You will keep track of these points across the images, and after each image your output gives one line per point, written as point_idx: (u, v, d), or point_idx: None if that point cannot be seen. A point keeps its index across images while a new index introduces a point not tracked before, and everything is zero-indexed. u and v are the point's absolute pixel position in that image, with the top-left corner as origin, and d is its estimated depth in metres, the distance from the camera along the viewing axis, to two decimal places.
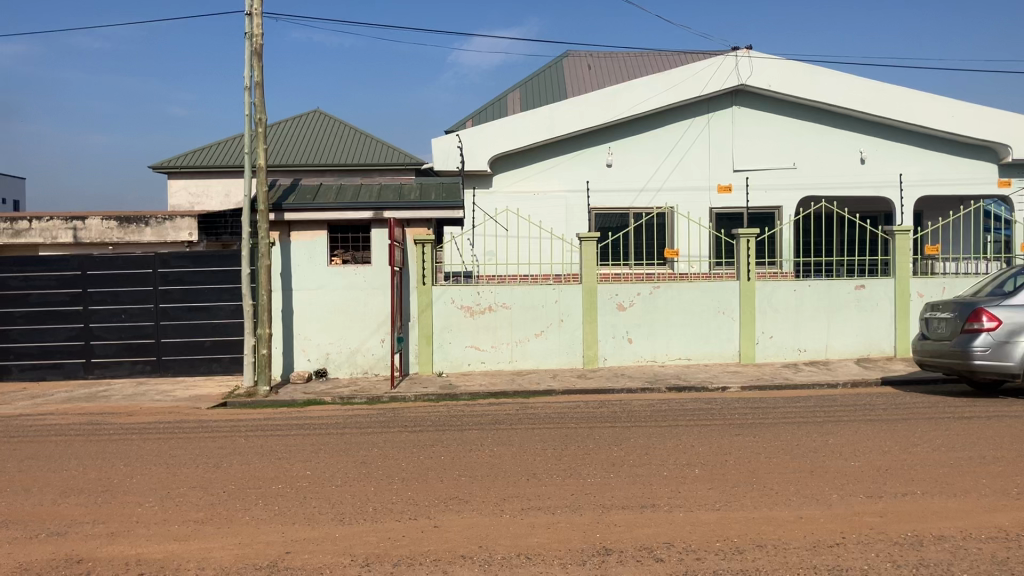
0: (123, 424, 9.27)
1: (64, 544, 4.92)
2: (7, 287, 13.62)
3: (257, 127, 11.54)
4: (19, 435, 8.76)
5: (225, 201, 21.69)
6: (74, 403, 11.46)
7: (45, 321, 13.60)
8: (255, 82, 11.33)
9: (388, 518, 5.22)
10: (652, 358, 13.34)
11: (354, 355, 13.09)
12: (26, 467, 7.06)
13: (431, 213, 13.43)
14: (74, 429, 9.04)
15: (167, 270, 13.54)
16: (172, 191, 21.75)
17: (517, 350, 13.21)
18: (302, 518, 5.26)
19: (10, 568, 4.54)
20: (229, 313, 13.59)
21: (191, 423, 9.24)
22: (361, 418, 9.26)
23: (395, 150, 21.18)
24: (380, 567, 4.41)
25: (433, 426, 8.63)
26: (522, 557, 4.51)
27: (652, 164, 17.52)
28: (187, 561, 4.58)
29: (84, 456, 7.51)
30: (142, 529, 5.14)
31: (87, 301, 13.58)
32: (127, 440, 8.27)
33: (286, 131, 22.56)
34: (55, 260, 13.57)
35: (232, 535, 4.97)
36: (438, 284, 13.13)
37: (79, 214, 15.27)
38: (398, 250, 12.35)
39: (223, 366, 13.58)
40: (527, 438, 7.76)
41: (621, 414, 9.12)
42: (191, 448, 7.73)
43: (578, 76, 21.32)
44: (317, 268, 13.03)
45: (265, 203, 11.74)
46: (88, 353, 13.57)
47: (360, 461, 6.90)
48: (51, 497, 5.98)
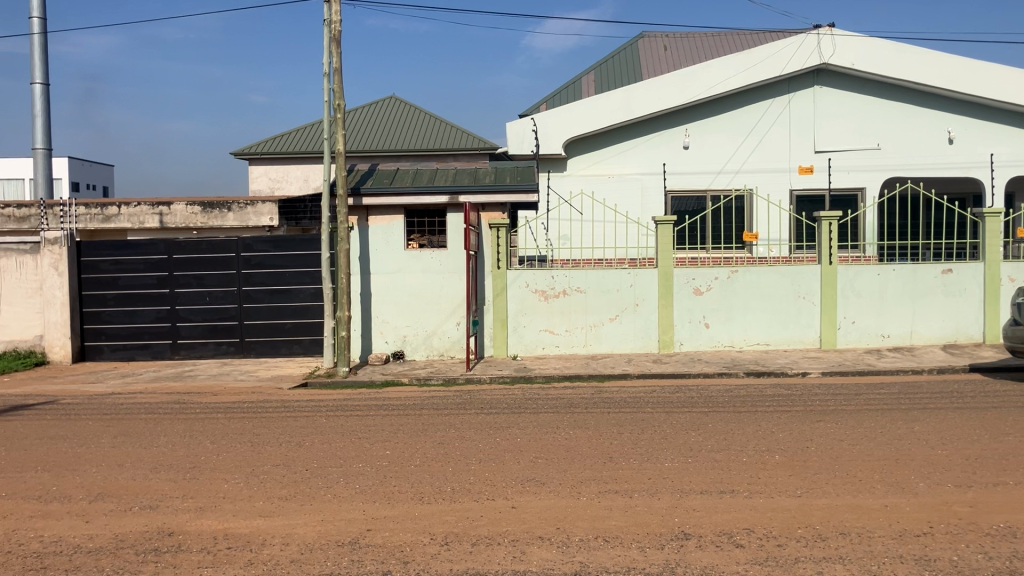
0: (209, 403, 9.56)
1: (156, 517, 5.10)
2: (97, 270, 14.13)
3: (336, 112, 11.69)
4: (112, 412, 9.13)
5: (304, 185, 22.20)
6: (162, 382, 11.87)
7: (134, 303, 14.08)
8: (334, 68, 11.49)
9: (466, 498, 5.28)
10: (730, 343, 13.17)
11: (431, 338, 13.25)
12: (120, 443, 7.35)
13: (507, 196, 13.30)
14: (164, 407, 9.38)
15: (250, 254, 13.87)
16: (253, 176, 22.30)
17: (592, 334, 13.17)
18: (382, 496, 5.36)
19: (107, 538, 4.75)
20: (309, 296, 13.86)
21: (274, 402, 9.51)
22: (439, 399, 9.38)
23: (469, 134, 21.27)
24: (460, 546, 4.47)
25: (510, 408, 8.67)
26: (601, 539, 4.52)
27: (730, 146, 17.24)
28: (273, 536, 4.70)
29: (173, 433, 7.77)
30: (228, 504, 5.30)
31: (174, 284, 14.01)
32: (214, 418, 8.52)
33: (362, 116, 22.85)
34: (143, 244, 14.02)
35: (315, 512, 5.08)
36: (513, 268, 13.16)
37: (166, 198, 16.03)
38: (474, 234, 12.39)
39: (304, 347, 13.90)
40: (604, 421, 7.76)
41: (699, 398, 9.03)
42: (275, 426, 7.93)
43: (654, 57, 21.07)
44: (394, 252, 13.17)
45: (343, 187, 11.88)
46: (176, 334, 14.02)
47: (439, 441, 6.99)
48: (144, 472, 6.23)
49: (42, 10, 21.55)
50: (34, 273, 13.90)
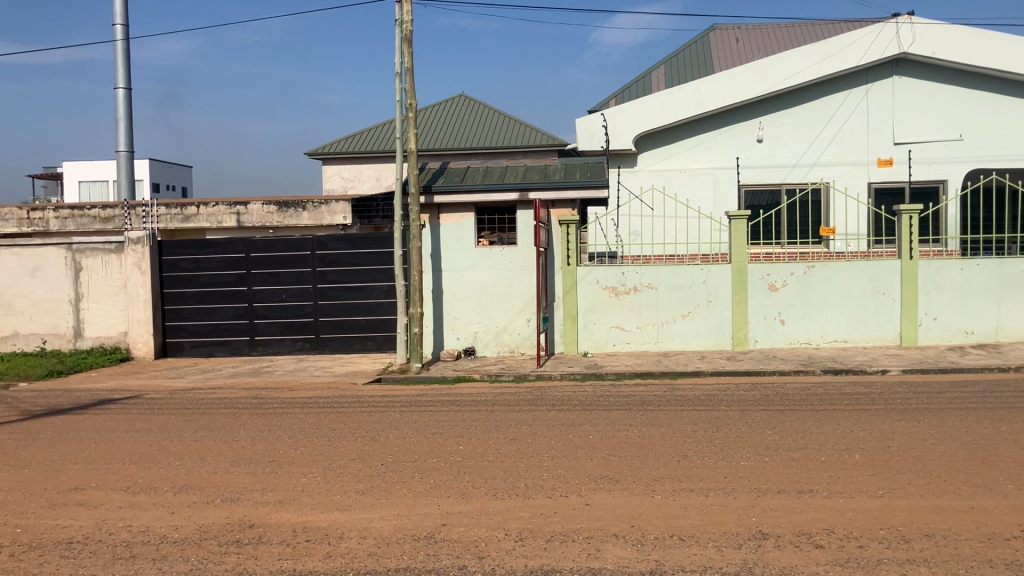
0: (287, 398, 9.77)
1: (237, 509, 5.23)
2: (179, 269, 14.53)
3: (408, 112, 11.81)
4: (194, 406, 9.40)
5: (376, 184, 22.50)
6: (240, 378, 12.16)
7: (214, 300, 14.45)
8: (406, 68, 11.61)
9: (540, 494, 5.29)
10: (806, 340, 12.92)
11: (501, 334, 13.31)
12: (202, 436, 7.57)
13: (577, 193, 13.25)
14: (243, 402, 9.61)
15: (325, 252, 14.11)
16: (326, 176, 22.69)
17: (664, 331, 13.06)
18: (457, 491, 5.40)
19: (191, 529, 4.89)
20: (382, 293, 14.04)
21: (349, 397, 9.66)
22: (510, 396, 9.41)
23: (538, 131, 21.30)
24: (534, 542, 4.48)
25: (582, 405, 8.66)
26: (676, 538, 4.48)
27: (805, 138, 16.91)
28: (350, 530, 4.78)
29: (253, 427, 7.96)
30: (307, 497, 5.40)
31: (252, 282, 14.33)
32: (292, 413, 8.70)
33: (432, 114, 23.03)
34: (222, 243, 14.37)
35: (392, 506, 5.15)
36: (583, 264, 13.13)
37: (243, 198, 16.46)
38: (544, 231, 12.41)
39: (377, 344, 14.09)
40: (677, 419, 7.69)
41: (775, 396, 8.88)
42: (351, 421, 8.06)
43: (725, 49, 20.76)
44: (464, 249, 13.27)
45: (415, 186, 12.00)
46: (253, 330, 14.35)
47: (512, 438, 7.01)
48: (225, 465, 6.39)
49: (124, 17, 22.25)
50: (119, 272, 14.38)
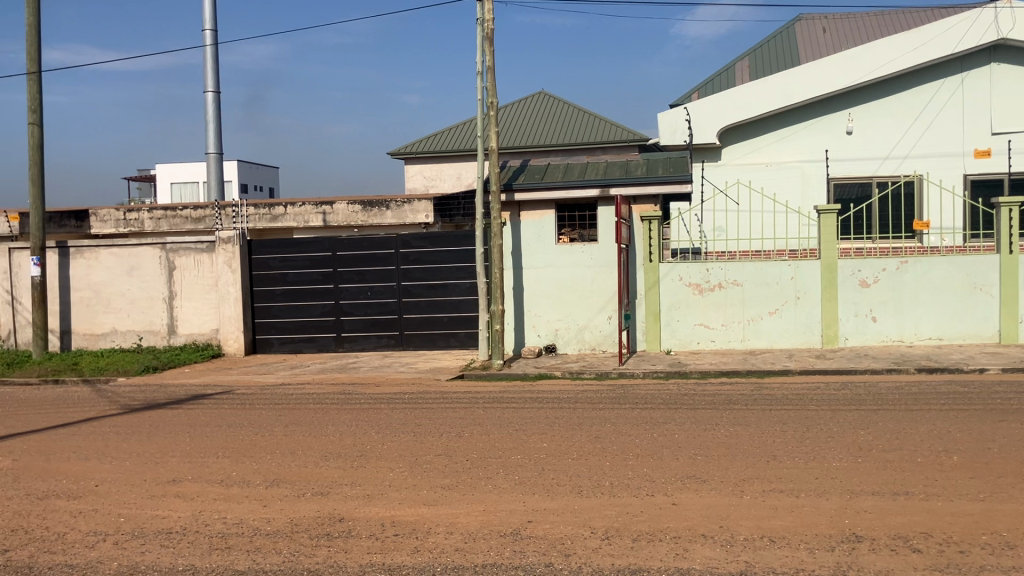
0: (372, 394, 9.93)
1: (327, 503, 5.34)
2: (268, 267, 14.90)
3: (489, 110, 11.86)
4: (284, 401, 9.63)
5: (457, 182, 22.68)
6: (327, 374, 12.41)
7: (301, 298, 14.77)
8: (487, 66, 11.66)
9: (626, 493, 5.26)
10: (899, 338, 12.53)
11: (583, 332, 13.26)
12: (292, 431, 7.75)
13: (659, 188, 13.11)
14: (330, 398, 9.81)
15: (408, 250, 14.28)
16: (408, 175, 22.98)
17: (750, 328, 12.83)
18: (542, 488, 5.40)
19: (283, 522, 5.01)
20: (464, 290, 14.15)
21: (433, 393, 9.77)
22: (593, 394, 9.38)
23: (619, 126, 21.17)
24: (621, 541, 4.46)
25: (667, 403, 8.57)
26: (766, 539, 4.40)
27: (897, 130, 16.39)
28: (437, 524, 4.83)
29: (340, 422, 8.11)
30: (394, 492, 5.48)
31: (337, 280, 14.61)
32: (377, 409, 8.84)
33: (513, 112, 23.10)
34: (309, 242, 14.68)
35: (478, 502, 5.19)
36: (665, 261, 13.00)
37: (329, 198, 16.83)
38: (626, 227, 12.37)
39: (460, 341, 14.21)
40: (764, 418, 7.55)
41: (866, 396, 8.64)
42: (436, 417, 8.15)
43: (812, 40, 20.26)
44: (545, 246, 13.28)
45: (497, 183, 12.06)
46: (339, 327, 14.63)
47: (596, 436, 6.99)
48: (314, 459, 6.53)
49: (213, 23, 22.90)
50: (211, 271, 14.80)
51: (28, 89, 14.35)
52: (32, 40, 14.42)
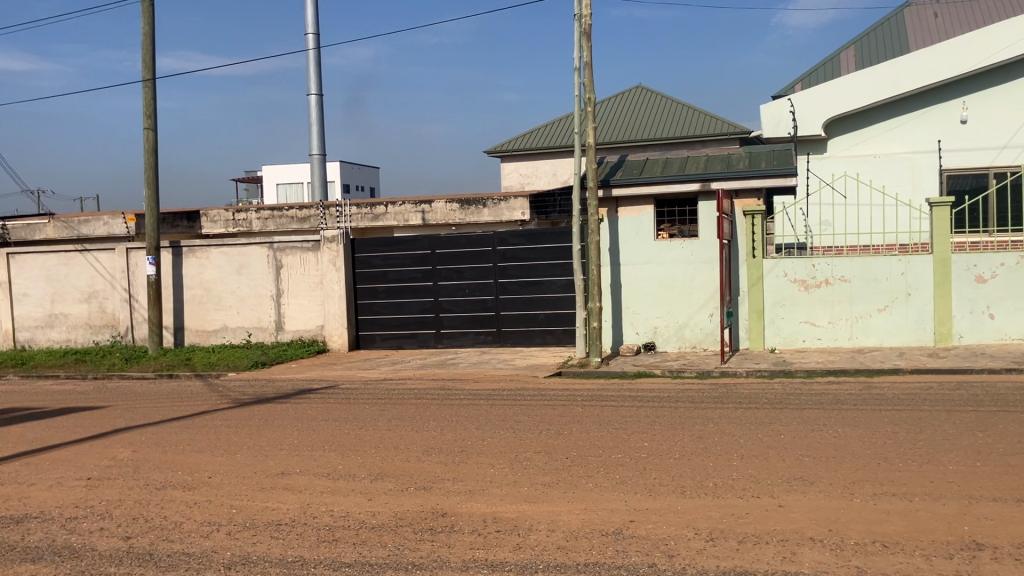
0: (471, 391, 10.01)
1: (430, 498, 5.40)
2: (370, 265, 15.20)
3: (587, 106, 11.80)
4: (386, 397, 9.81)
5: (554, 179, 22.68)
6: (427, 369, 12.59)
7: (402, 295, 15.01)
8: (585, 62, 11.61)
9: (730, 494, 5.16)
10: (1019, 336, 11.95)
11: (683, 329, 13.07)
12: (394, 426, 7.88)
13: (762, 182, 12.80)
14: (430, 393, 9.94)
15: (506, 247, 14.34)
16: (505, 173, 23.10)
17: (858, 326, 12.44)
18: (644, 488, 5.35)
19: (388, 516, 5.10)
20: (562, 287, 14.13)
21: (532, 391, 9.78)
22: (694, 393, 9.23)
23: (718, 119, 20.80)
24: (725, 543, 4.38)
25: (771, 403, 8.37)
26: (879, 544, 4.25)
27: (1018, 118, 15.62)
28: (539, 522, 4.83)
29: (441, 418, 8.21)
30: (496, 488, 5.52)
31: (437, 278, 14.79)
32: (477, 405, 8.91)
33: (609, 108, 22.96)
34: (409, 240, 14.91)
35: (579, 500, 5.17)
36: (769, 256, 12.71)
37: (427, 197, 17.08)
38: (728, 222, 12.12)
39: (558, 338, 14.20)
40: (874, 419, 7.29)
41: (984, 397, 8.24)
42: (535, 414, 8.16)
43: (923, 26, 19.41)
44: (644, 242, 13.14)
45: (595, 179, 12.00)
46: (438, 324, 14.82)
47: (698, 436, 6.87)
48: (416, 454, 6.63)
49: (315, 27, 23.48)
50: (315, 269, 15.18)
51: (143, 95, 14.99)
52: (147, 48, 15.05)
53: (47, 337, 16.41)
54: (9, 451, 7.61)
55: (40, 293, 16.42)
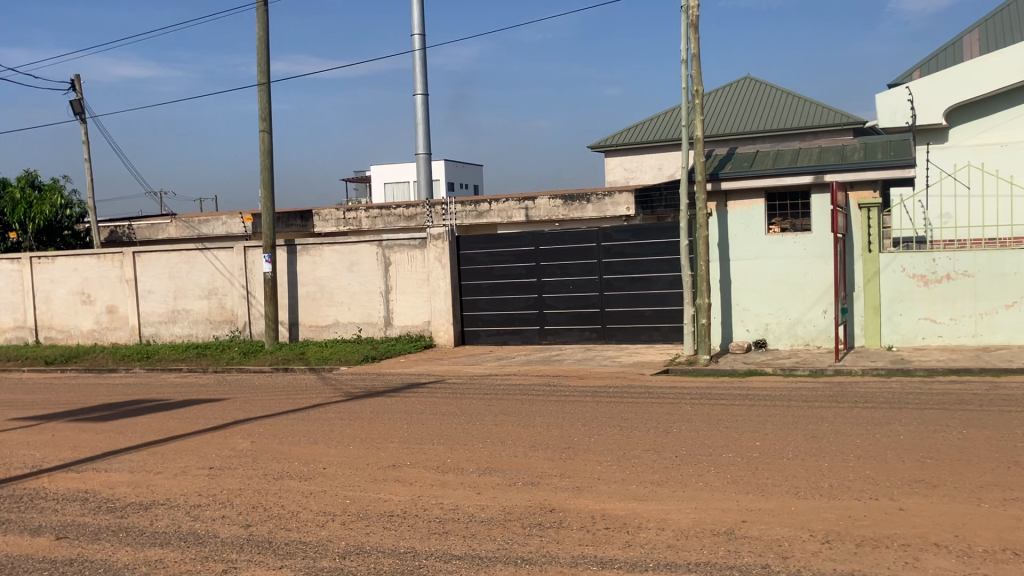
0: (577, 387, 9.99)
1: (538, 493, 5.42)
2: (475, 262, 15.35)
3: (695, 99, 11.62)
4: (492, 392, 9.89)
5: (659, 173, 22.44)
6: (533, 366, 12.63)
7: (507, 292, 15.11)
8: (693, 54, 11.43)
9: (847, 496, 5.00)
10: None
11: (795, 326, 12.75)
12: (502, 421, 7.93)
13: (880, 174, 12.19)
14: (536, 389, 9.97)
15: (610, 243, 14.28)
16: (609, 168, 22.98)
17: (983, 323, 11.88)
18: (756, 488, 5.24)
19: (496, 510, 5.14)
20: (668, 284, 13.97)
21: (639, 388, 9.70)
22: (807, 391, 8.98)
23: (830, 109, 20.19)
24: (843, 545, 4.24)
25: (889, 402, 8.07)
26: (1010, 552, 4.05)
27: None
28: (648, 520, 4.79)
29: (548, 414, 8.22)
30: (604, 485, 5.50)
31: (541, 274, 14.82)
32: (583, 402, 8.88)
33: (716, 99, 22.54)
34: (513, 237, 14.99)
35: (690, 499, 5.10)
36: (886, 251, 12.27)
37: (531, 194, 17.22)
38: (841, 215, 11.76)
39: (664, 335, 14.04)
40: (1003, 421, 6.93)
41: None
42: (643, 412, 8.08)
43: None
44: (754, 236, 12.87)
45: (703, 173, 11.79)
46: (543, 321, 14.85)
47: (812, 435, 6.67)
48: (523, 450, 6.65)
49: (421, 27, 23.84)
50: (422, 266, 15.44)
51: (259, 99, 15.51)
52: (262, 53, 15.56)
53: (170, 332, 17.18)
54: (137, 441, 8.00)
55: (164, 290, 17.19)
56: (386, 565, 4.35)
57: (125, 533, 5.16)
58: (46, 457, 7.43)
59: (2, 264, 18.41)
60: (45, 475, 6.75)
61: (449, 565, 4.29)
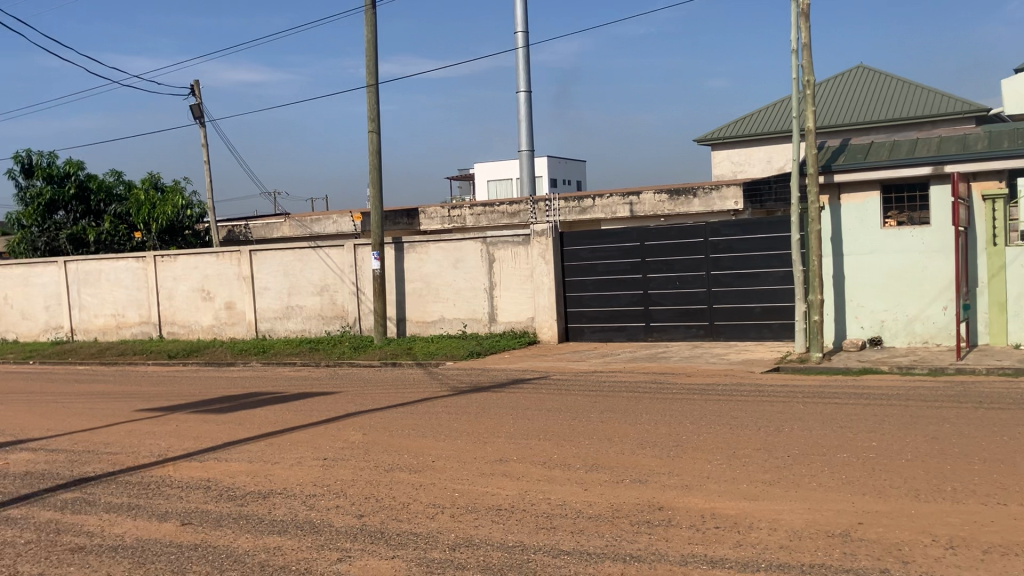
0: (684, 384, 9.88)
1: (647, 491, 5.38)
2: (579, 258, 15.33)
3: (805, 89, 11.31)
4: (599, 388, 9.87)
5: (767, 167, 21.93)
6: (639, 362, 12.54)
7: (611, 288, 15.04)
8: (803, 43, 11.14)
9: (972, 500, 4.79)
10: None
11: (913, 323, 12.28)
12: (608, 418, 7.91)
13: (1005, 164, 11.61)
14: (643, 386, 9.89)
15: (718, 238, 14.05)
16: (716, 162, 22.61)
17: None
18: (874, 490, 5.07)
19: (605, 506, 5.13)
20: (778, 279, 13.65)
21: (748, 386, 9.52)
22: (927, 391, 8.64)
23: (950, 96, 19.34)
24: (968, 552, 4.07)
25: (1017, 404, 7.69)
26: None
27: None
28: (760, 520, 4.70)
29: (655, 411, 8.15)
30: (713, 484, 5.42)
31: (646, 270, 14.69)
32: (691, 399, 8.77)
33: (828, 89, 21.86)
34: (618, 233, 14.91)
35: (803, 500, 4.98)
36: (1014, 245, 11.70)
37: (636, 189, 17.12)
38: (964, 208, 11.21)
39: (773, 332, 13.72)
40: None
41: None
42: (753, 410, 7.93)
43: None
44: (869, 230, 12.46)
45: (815, 166, 11.46)
46: (648, 317, 14.71)
47: (933, 437, 6.42)
48: (631, 447, 6.62)
49: (524, 25, 23.94)
50: (527, 262, 15.51)
51: (367, 100, 15.87)
52: (370, 55, 15.90)
53: (285, 327, 17.76)
54: (255, 432, 8.31)
55: (278, 287, 17.77)
56: (494, 558, 4.40)
57: (245, 520, 5.38)
58: (172, 447, 7.80)
59: (130, 263, 19.37)
60: (170, 464, 7.08)
61: (557, 560, 4.31)
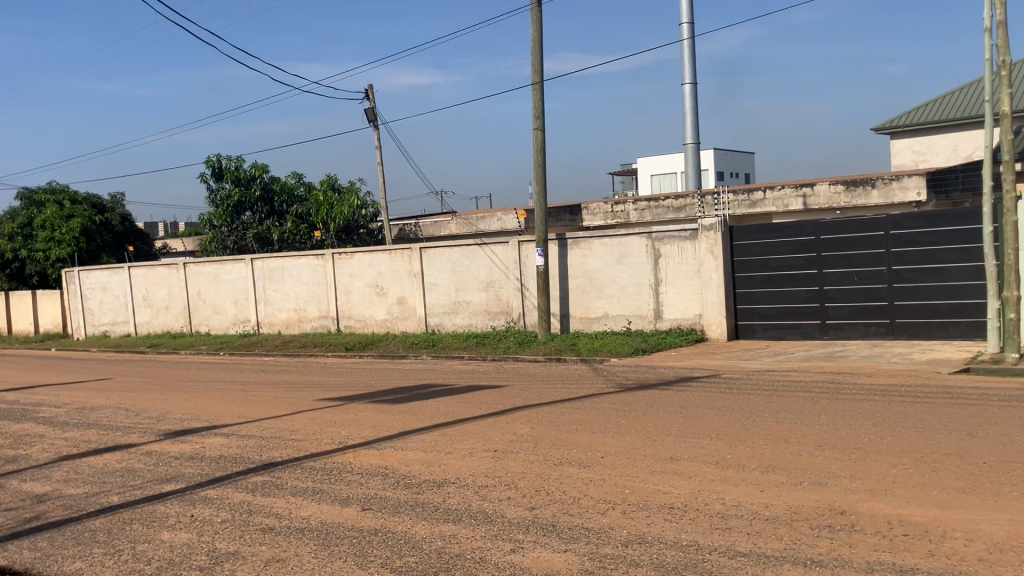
0: (864, 385, 9.42)
1: (827, 494, 5.17)
2: (750, 253, 14.91)
3: (1001, 70, 10.52)
4: (772, 388, 9.57)
5: (953, 155, 20.51)
6: (813, 362, 12.06)
7: (784, 284, 14.54)
8: (998, 20, 10.36)
9: None
10: None
11: None
12: (783, 418, 7.65)
13: None
14: (819, 386, 9.51)
15: (900, 231, 13.34)
16: (895, 151, 21.52)
17: None
18: None
19: (782, 509, 4.96)
20: (967, 274, 12.85)
21: (936, 387, 8.96)
22: None
23: None
24: None
25: None
26: None
27: None
28: (955, 529, 4.42)
29: (833, 412, 7.82)
30: (900, 490, 5.13)
31: (822, 265, 14.13)
32: (872, 401, 8.35)
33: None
34: (792, 227, 14.39)
35: (1003, 510, 4.64)
36: None
37: (810, 180, 16.54)
38: None
39: (963, 330, 12.89)
40: None
41: None
42: (941, 413, 7.46)
43: None
44: None
45: (1011, 152, 10.62)
46: (824, 314, 14.11)
47: None
48: (808, 449, 6.37)
49: (690, 16, 23.50)
50: (694, 257, 15.21)
51: (533, 98, 16.03)
52: (536, 53, 16.05)
53: (453, 322, 18.22)
54: (428, 423, 8.56)
55: (447, 283, 18.23)
56: (668, 556, 4.35)
57: (422, 508, 5.55)
58: (350, 435, 8.16)
59: (310, 259, 20.39)
60: (351, 451, 7.40)
61: (734, 561, 4.20)
